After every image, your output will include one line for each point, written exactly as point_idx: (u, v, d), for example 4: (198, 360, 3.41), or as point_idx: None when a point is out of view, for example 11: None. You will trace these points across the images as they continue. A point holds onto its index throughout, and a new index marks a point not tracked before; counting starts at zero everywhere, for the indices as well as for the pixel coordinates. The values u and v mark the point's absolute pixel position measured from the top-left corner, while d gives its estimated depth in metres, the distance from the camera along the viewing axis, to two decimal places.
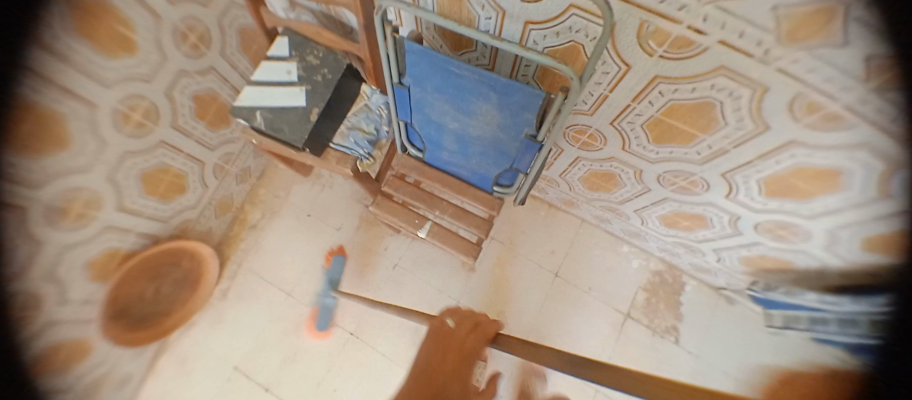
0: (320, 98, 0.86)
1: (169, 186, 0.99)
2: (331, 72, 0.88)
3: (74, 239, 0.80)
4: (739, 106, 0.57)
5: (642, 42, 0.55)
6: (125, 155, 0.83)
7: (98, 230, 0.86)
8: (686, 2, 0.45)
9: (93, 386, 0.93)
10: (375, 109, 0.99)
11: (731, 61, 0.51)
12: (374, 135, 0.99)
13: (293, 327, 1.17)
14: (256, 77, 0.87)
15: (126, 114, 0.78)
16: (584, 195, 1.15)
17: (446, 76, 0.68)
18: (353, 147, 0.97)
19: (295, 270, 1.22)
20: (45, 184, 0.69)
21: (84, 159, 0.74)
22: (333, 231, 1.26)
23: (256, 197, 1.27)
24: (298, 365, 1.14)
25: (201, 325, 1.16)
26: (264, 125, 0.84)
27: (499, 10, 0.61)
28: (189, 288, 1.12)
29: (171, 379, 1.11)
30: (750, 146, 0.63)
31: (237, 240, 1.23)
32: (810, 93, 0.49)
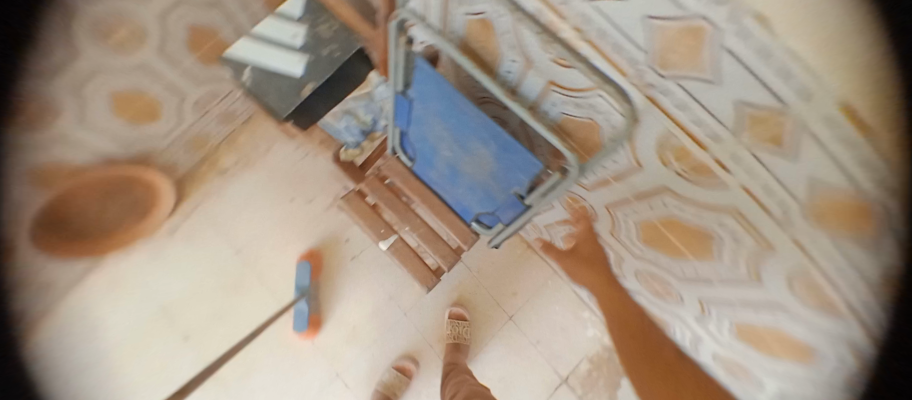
0: (318, 75, 0.79)
1: (139, 112, 0.94)
2: (340, 51, 0.81)
3: (21, 142, 0.78)
4: (737, 252, 0.53)
5: (660, 150, 0.49)
6: (97, 72, 0.79)
7: (54, 139, 0.84)
8: (722, 134, 0.38)
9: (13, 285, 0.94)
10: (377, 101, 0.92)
11: (747, 210, 0.45)
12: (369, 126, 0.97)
13: (230, 286, 1.13)
14: (258, 30, 0.79)
15: (105, 31, 0.74)
16: (561, 252, 1.09)
17: (450, 105, 0.63)
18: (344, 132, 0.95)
19: (251, 229, 1.17)
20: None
21: (48, 66, 0.71)
22: (304, 204, 1.20)
23: (234, 143, 1.19)
24: (224, 325, 1.10)
25: (139, 255, 1.11)
26: (251, 84, 0.78)
27: (526, 58, 0.54)
28: (139, 215, 1.09)
29: (94, 298, 1.07)
30: (735, 291, 0.59)
31: (202, 179, 1.17)
32: (815, 276, 0.43)
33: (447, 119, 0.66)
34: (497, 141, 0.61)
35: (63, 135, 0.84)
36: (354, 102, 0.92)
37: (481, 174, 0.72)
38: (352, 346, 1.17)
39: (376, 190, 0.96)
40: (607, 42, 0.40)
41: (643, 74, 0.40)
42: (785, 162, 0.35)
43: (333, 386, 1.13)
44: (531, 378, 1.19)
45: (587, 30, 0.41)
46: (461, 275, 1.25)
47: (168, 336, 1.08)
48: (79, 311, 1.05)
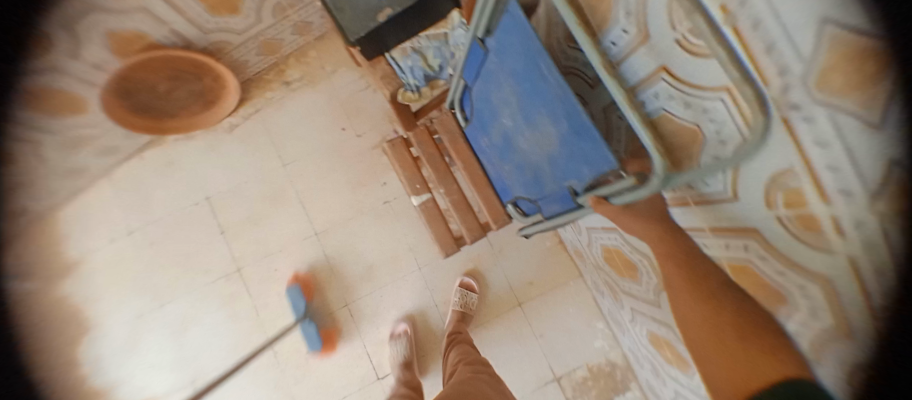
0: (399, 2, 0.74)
1: (222, 2, 0.93)
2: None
3: (106, 5, 0.82)
4: (803, 330, 0.42)
5: (769, 187, 0.39)
6: None
7: (132, 7, 0.85)
8: (852, 188, 0.28)
9: (72, 140, 1.02)
10: (450, 46, 0.87)
11: (838, 288, 0.34)
12: (433, 72, 0.92)
13: (270, 195, 1.20)
14: None
15: None
16: (596, 259, 1.01)
17: (530, 67, 0.61)
18: (407, 72, 0.90)
19: (300, 147, 1.22)
20: None
21: None
22: (354, 138, 1.22)
23: (303, 57, 1.21)
24: (258, 230, 1.18)
25: (199, 141, 1.20)
26: None
27: (644, 32, 0.46)
28: (202, 104, 1.12)
29: (152, 168, 1.18)
30: None
31: (267, 86, 1.21)
32: None
33: (522, 83, 0.65)
34: (573, 125, 0.58)
35: (144, 6, 0.86)
36: (426, 43, 0.88)
37: (539, 152, 0.70)
38: (366, 283, 1.21)
39: (421, 144, 0.96)
40: (758, 34, 0.31)
41: (788, 89, 0.31)
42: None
43: (341, 314, 1.18)
44: (524, 368, 1.18)
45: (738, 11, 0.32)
46: (483, 248, 1.24)
47: (209, 224, 1.18)
48: (141, 178, 1.17)
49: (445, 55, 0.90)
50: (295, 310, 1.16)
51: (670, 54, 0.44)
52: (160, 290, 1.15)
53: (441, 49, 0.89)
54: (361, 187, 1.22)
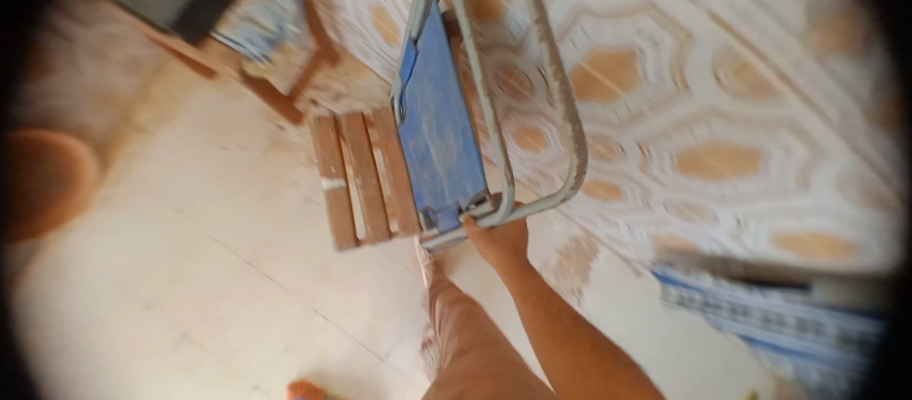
0: None
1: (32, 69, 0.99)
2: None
3: None
4: (658, 62, 0.42)
5: None
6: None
7: None
8: None
9: None
10: (278, 5, 0.86)
11: None
12: (274, 35, 0.87)
13: (183, 246, 1.09)
14: None
15: None
16: (519, 154, 1.10)
17: (440, 68, 0.56)
18: (246, 44, 0.83)
19: (191, 186, 1.12)
20: None
21: None
22: (239, 151, 1.14)
23: (148, 97, 1.12)
24: (186, 285, 1.07)
25: (76, 232, 1.05)
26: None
27: None
28: (64, 186, 1.04)
29: (44, 281, 1.02)
30: (668, 113, 0.50)
31: (123, 141, 1.10)
32: (744, 51, 0.33)
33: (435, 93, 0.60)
34: (460, 142, 0.53)
35: None
36: (256, 9, 0.82)
37: (440, 176, 0.66)
38: (325, 284, 1.13)
39: (352, 129, 0.88)
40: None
41: None
42: None
43: (315, 322, 1.11)
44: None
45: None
46: None
47: (129, 308, 1.05)
48: (25, 299, 1.00)
49: (278, 15, 0.87)
50: (266, 342, 1.08)
51: None
52: (112, 398, 1.01)
53: (272, 11, 0.85)
54: (272, 197, 1.14)
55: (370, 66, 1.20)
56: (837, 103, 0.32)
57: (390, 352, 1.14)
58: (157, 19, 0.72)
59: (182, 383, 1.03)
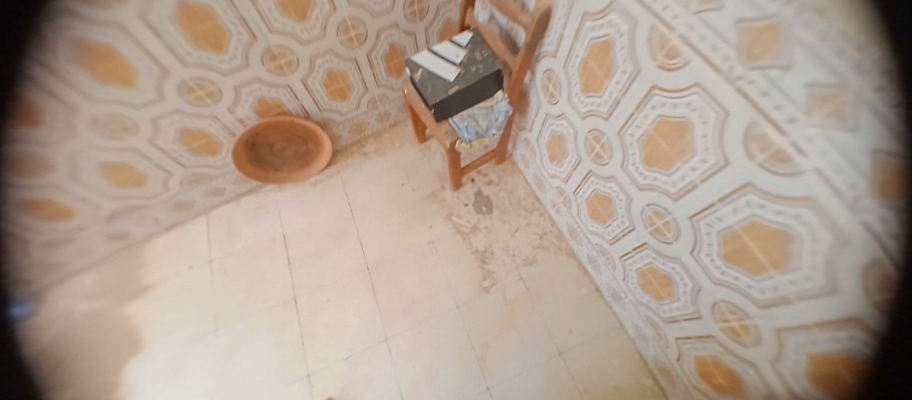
0: (466, 80, 1.09)
1: (337, 89, 1.30)
2: (482, 60, 1.11)
3: (268, 83, 1.12)
4: (817, 252, 0.51)
5: (745, 142, 0.55)
6: (331, 51, 1.14)
7: (250, 78, 1.08)
8: (796, 114, 0.46)
9: (200, 179, 1.29)
10: (497, 113, 1.19)
11: (821, 196, 0.47)
12: (481, 130, 1.19)
13: (331, 235, 1.38)
14: (436, 49, 1.14)
15: (347, 27, 1.09)
16: (634, 294, 1.05)
17: None
18: (461, 128, 1.18)
19: (366, 198, 1.47)
20: (276, 33, 1.00)
21: (308, 36, 1.05)
22: (409, 191, 1.48)
23: (380, 136, 1.59)
24: (320, 261, 1.33)
25: (285, 193, 1.46)
26: (418, 79, 1.11)
27: (721, 109, 0.56)
28: (299, 162, 1.44)
29: (244, 212, 1.42)
30: (817, 304, 0.55)
31: (347, 154, 1.55)
32: (888, 265, 0.43)
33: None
34: None
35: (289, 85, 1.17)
36: (474, 87, 1.10)
37: None
38: (405, 319, 1.21)
39: None
40: (707, 40, 0.54)
41: (733, 67, 0.51)
42: (846, 134, 0.41)
43: (378, 348, 1.18)
44: None
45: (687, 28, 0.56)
46: (519, 291, 1.26)
47: (276, 257, 1.34)
48: (228, 220, 1.41)
49: (493, 120, 1.20)
50: (335, 343, 1.18)
51: (753, 171, 0.55)
52: (222, 316, 1.25)
53: (462, 79, 1.09)
54: (410, 231, 1.39)
55: (524, 173, 1.49)
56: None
57: None
58: (432, 97, 1.08)
59: (263, 332, 1.21)
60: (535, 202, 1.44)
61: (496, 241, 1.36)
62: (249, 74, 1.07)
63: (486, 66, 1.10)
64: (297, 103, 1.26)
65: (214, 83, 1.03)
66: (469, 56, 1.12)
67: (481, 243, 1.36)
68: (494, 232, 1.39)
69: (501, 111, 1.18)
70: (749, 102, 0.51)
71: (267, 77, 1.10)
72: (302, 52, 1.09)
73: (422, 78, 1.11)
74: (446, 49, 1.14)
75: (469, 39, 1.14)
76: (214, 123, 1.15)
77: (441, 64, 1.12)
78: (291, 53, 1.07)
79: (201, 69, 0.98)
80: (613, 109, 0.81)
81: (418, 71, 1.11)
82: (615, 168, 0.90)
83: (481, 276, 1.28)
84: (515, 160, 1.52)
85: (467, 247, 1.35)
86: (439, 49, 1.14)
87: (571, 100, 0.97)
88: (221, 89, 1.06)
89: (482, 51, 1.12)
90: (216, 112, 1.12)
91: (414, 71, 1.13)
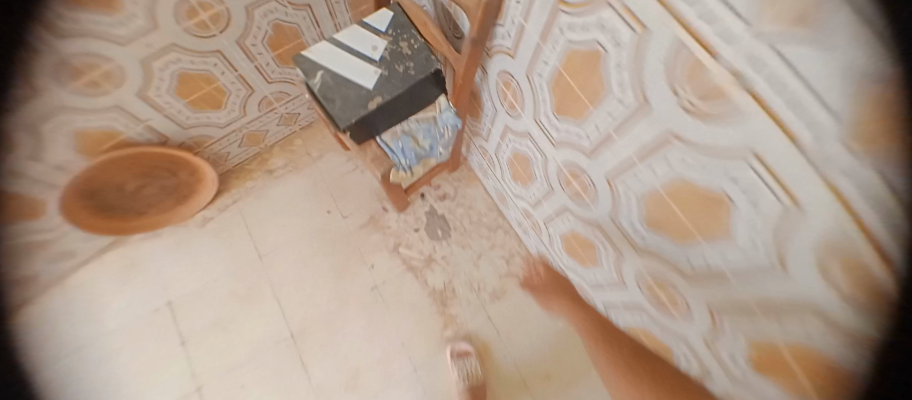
0: (393, 87, 0.75)
1: (204, 97, 0.90)
2: (412, 55, 0.78)
3: (82, 107, 0.73)
4: None
5: (823, 263, 0.35)
6: (174, 48, 0.74)
7: (49, 108, 0.69)
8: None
9: (23, 251, 0.88)
10: (441, 127, 0.87)
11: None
12: (424, 152, 0.87)
13: (244, 294, 1.07)
14: (340, 37, 0.77)
15: (193, 9, 0.70)
16: (617, 334, 0.94)
17: None
18: (397, 153, 0.85)
19: (282, 235, 1.14)
20: (70, 37, 0.61)
21: (126, 32, 0.66)
22: (340, 219, 1.17)
23: (288, 145, 1.22)
24: (225, 333, 1.02)
25: (164, 239, 1.09)
26: (318, 86, 0.73)
27: (790, 209, 0.35)
28: (177, 198, 1.05)
29: (110, 275, 1.05)
30: None
31: (248, 174, 1.18)
32: None
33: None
34: None
35: (121, 104, 0.78)
36: (405, 97, 0.77)
37: None
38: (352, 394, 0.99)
39: None
40: (773, 86, 0.29)
41: (822, 141, 0.28)
42: None
43: None
44: None
45: (741, 59, 0.30)
46: (490, 336, 1.07)
47: (167, 335, 1.01)
48: (87, 290, 1.02)
49: (437, 137, 0.88)
50: None
51: (821, 297, 0.38)
52: None
53: (386, 85, 0.75)
54: (346, 273, 1.11)
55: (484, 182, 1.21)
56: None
57: None
58: (343, 116, 0.72)
59: None
60: (499, 219, 1.19)
61: (456, 274, 1.13)
62: (44, 104, 0.68)
63: (418, 64, 0.77)
64: (141, 125, 0.85)
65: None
66: (392, 48, 0.77)
67: (440, 280, 1.12)
68: (453, 263, 1.14)
69: (445, 124, 0.86)
70: (844, 212, 0.30)
71: (77, 103, 0.72)
72: (126, 57, 0.70)
73: (324, 86, 0.73)
74: (355, 38, 0.77)
75: (389, 23, 0.79)
76: (21, 180, 0.76)
77: (351, 61, 0.75)
78: (106, 61, 0.69)
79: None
80: (602, 147, 0.57)
81: (316, 75, 0.73)
82: (602, 217, 0.68)
83: (442, 324, 1.07)
84: (473, 166, 1.23)
85: (422, 288, 1.11)
86: (345, 38, 0.77)
87: (539, 121, 0.70)
88: (9, 135, 0.67)
89: (410, 41, 0.78)
90: (15, 167, 0.73)
91: (310, 74, 0.74)
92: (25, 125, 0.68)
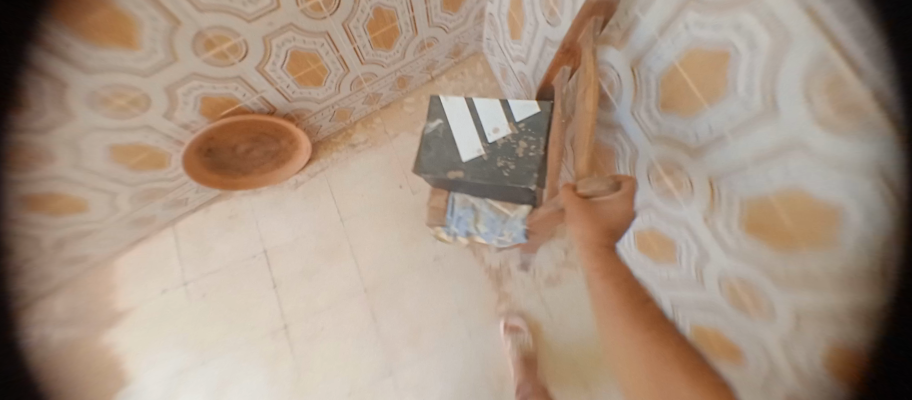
0: (480, 172, 0.80)
1: (309, 73, 1.01)
2: (521, 158, 0.80)
3: (210, 75, 0.85)
4: None
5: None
6: (291, 27, 0.85)
7: (183, 73, 0.81)
8: None
9: (150, 192, 1.07)
10: (506, 228, 0.92)
11: None
12: (476, 231, 0.94)
13: (325, 249, 1.20)
14: (478, 104, 0.86)
15: None
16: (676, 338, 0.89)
17: None
18: (453, 217, 0.93)
19: (358, 203, 1.25)
20: (208, 11, 0.72)
21: (253, 9, 0.77)
22: (409, 194, 1.25)
23: (369, 122, 1.30)
24: (310, 283, 1.17)
25: (263, 197, 1.24)
26: (430, 130, 0.85)
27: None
28: (275, 163, 1.18)
29: (217, 224, 1.23)
30: None
31: (333, 145, 1.28)
32: None
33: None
34: None
35: (238, 73, 0.89)
36: (486, 186, 0.81)
37: None
38: (412, 347, 1.12)
39: None
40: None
41: None
42: None
43: (383, 381, 1.09)
44: None
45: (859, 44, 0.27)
46: (539, 315, 1.15)
47: (261, 278, 1.17)
48: (200, 232, 1.22)
49: (496, 230, 0.93)
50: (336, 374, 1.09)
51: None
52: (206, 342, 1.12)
53: (476, 165, 0.81)
54: (412, 242, 1.22)
55: None
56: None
57: None
58: (428, 159, 0.83)
59: (257, 365, 1.10)
60: None
61: (512, 256, 1.22)
62: (179, 70, 0.80)
63: (517, 169, 0.79)
64: (256, 96, 0.98)
65: (150, 90, 0.80)
66: (509, 141, 0.82)
67: (496, 259, 1.21)
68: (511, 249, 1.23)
69: (510, 228, 0.91)
70: None
71: (208, 72, 0.84)
72: (250, 33, 0.81)
73: (432, 133, 0.85)
74: (487, 113, 0.85)
75: (527, 118, 0.84)
76: (153, 135, 0.91)
77: (470, 126, 0.84)
78: (235, 36, 0.80)
79: (111, 74, 0.73)
80: (711, 148, 0.53)
81: (435, 122, 0.85)
82: (690, 216, 0.65)
83: (496, 299, 1.17)
84: None
85: (479, 264, 1.21)
86: (481, 109, 0.86)
87: (637, 114, 0.70)
88: (149, 94, 0.81)
89: (528, 145, 0.81)
90: (150, 123, 0.88)
91: (431, 118, 0.87)
92: (167, 89, 0.82)
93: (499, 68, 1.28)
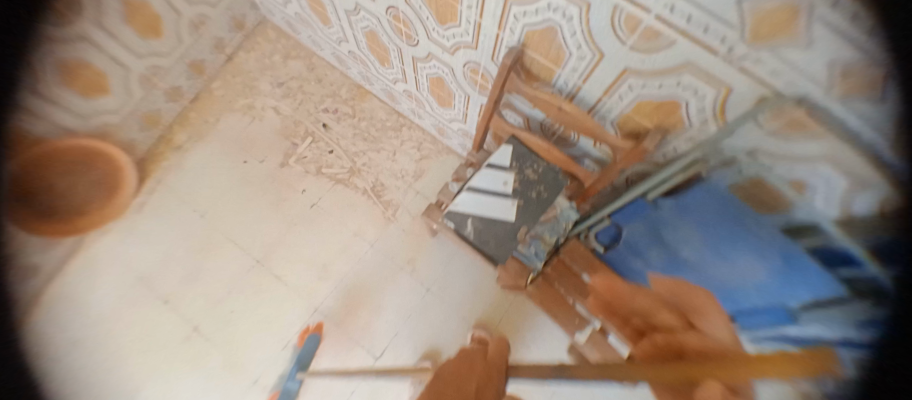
0: (532, 216, 0.83)
1: (87, 84, 1.00)
2: (539, 179, 0.85)
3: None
4: (574, 30, 0.57)
5: None
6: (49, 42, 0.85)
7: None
8: None
9: None
10: (562, 222, 0.86)
11: None
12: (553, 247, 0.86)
13: (200, 248, 1.20)
14: (472, 183, 0.85)
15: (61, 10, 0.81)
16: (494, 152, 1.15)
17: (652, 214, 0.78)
18: (531, 256, 0.86)
19: (213, 194, 1.25)
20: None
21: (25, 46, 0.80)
22: (257, 164, 1.29)
23: (185, 120, 1.30)
24: (199, 284, 1.17)
25: (114, 234, 1.17)
26: (473, 236, 0.82)
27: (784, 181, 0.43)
28: (106, 191, 1.14)
29: (79, 280, 1.12)
30: (596, 79, 0.64)
31: (160, 157, 1.26)
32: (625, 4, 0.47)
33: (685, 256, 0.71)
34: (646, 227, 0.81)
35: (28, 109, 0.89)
36: (538, 220, 0.85)
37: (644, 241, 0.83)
38: (326, 282, 1.21)
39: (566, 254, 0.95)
40: None
41: None
42: None
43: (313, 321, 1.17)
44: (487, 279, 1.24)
45: None
46: (420, 203, 1.32)
47: (147, 301, 1.14)
48: (62, 296, 1.10)
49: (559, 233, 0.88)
50: (269, 339, 1.14)
51: None
52: (120, 386, 1.06)
53: (523, 212, 0.84)
54: (283, 203, 1.27)
55: (374, 91, 1.38)
56: (714, 34, 0.43)
57: (384, 351, 1.16)
58: (495, 253, 0.81)
59: (187, 373, 1.09)
60: (400, 118, 1.39)
61: (381, 171, 1.34)
62: None
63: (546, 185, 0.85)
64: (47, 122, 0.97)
65: None
66: (522, 178, 0.84)
67: (368, 182, 1.33)
68: (375, 165, 1.34)
69: (566, 220, 0.86)
70: None
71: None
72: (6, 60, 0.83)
73: (476, 233, 0.82)
74: (487, 179, 0.84)
75: (511, 156, 0.85)
76: None
77: (490, 196, 0.83)
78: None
79: None
80: None
81: (468, 224, 0.82)
82: (427, 44, 0.88)
83: (381, 208, 1.30)
84: (359, 82, 1.39)
85: (356, 192, 1.31)
86: (479, 183, 0.84)
87: None
88: None
89: (535, 167, 0.85)
90: None
91: (462, 226, 0.83)
92: None
93: (284, 22, 1.34)
